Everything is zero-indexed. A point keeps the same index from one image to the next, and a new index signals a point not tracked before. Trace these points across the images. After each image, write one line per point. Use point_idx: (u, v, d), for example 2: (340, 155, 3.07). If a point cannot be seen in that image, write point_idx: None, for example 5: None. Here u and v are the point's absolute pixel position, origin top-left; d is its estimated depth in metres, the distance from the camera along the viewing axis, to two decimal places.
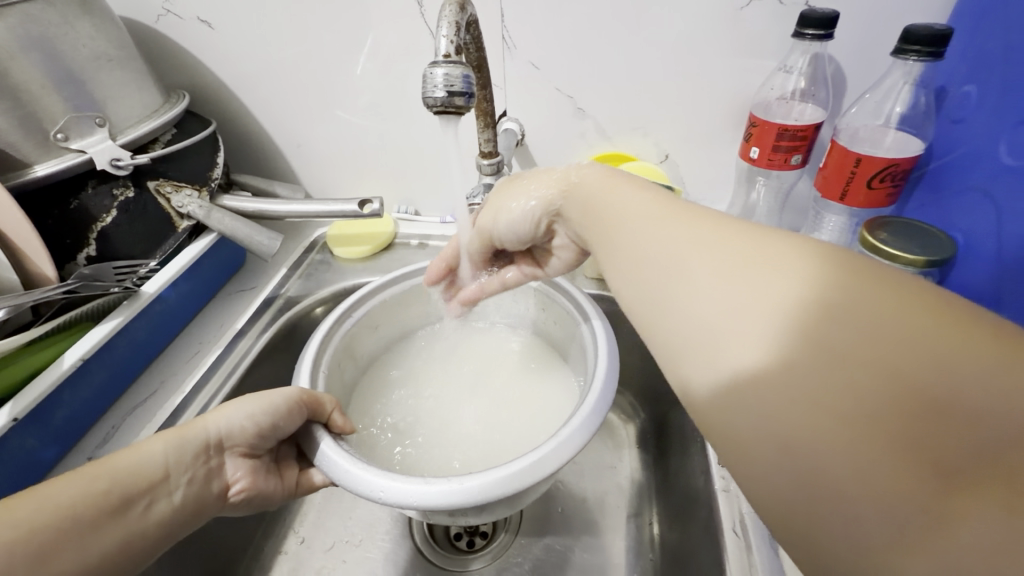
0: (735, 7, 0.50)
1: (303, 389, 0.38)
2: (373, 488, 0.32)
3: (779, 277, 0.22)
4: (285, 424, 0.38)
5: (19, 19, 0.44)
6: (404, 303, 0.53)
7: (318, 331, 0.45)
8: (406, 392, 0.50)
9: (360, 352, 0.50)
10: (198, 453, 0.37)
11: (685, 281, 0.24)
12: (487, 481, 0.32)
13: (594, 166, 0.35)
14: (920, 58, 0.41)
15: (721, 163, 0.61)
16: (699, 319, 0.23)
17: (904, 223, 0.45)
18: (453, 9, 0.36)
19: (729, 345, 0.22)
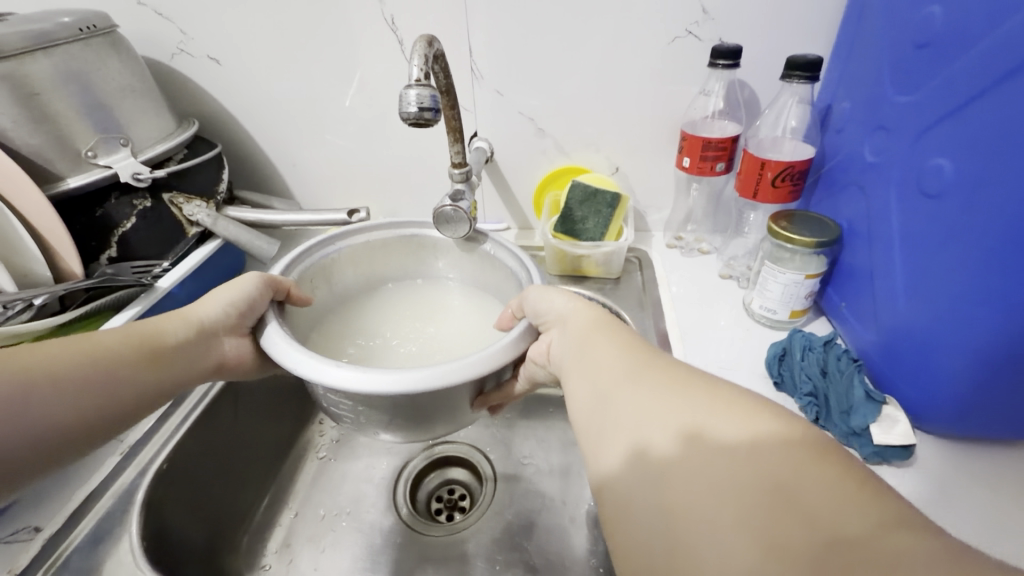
0: (662, 42, 0.61)
1: (260, 273, 0.45)
2: (334, 365, 0.37)
3: (701, 396, 0.29)
4: (257, 301, 0.45)
5: (61, 57, 0.53)
6: (382, 251, 0.59)
7: (296, 252, 0.53)
8: (363, 333, 0.57)
9: (337, 281, 0.57)
10: (194, 331, 0.45)
11: (628, 390, 0.32)
12: (417, 375, 0.36)
13: (581, 313, 0.40)
14: (802, 80, 0.52)
15: (663, 173, 0.71)
16: (630, 402, 0.31)
17: (805, 215, 0.55)
18: (422, 45, 0.45)
19: (639, 422, 0.30)
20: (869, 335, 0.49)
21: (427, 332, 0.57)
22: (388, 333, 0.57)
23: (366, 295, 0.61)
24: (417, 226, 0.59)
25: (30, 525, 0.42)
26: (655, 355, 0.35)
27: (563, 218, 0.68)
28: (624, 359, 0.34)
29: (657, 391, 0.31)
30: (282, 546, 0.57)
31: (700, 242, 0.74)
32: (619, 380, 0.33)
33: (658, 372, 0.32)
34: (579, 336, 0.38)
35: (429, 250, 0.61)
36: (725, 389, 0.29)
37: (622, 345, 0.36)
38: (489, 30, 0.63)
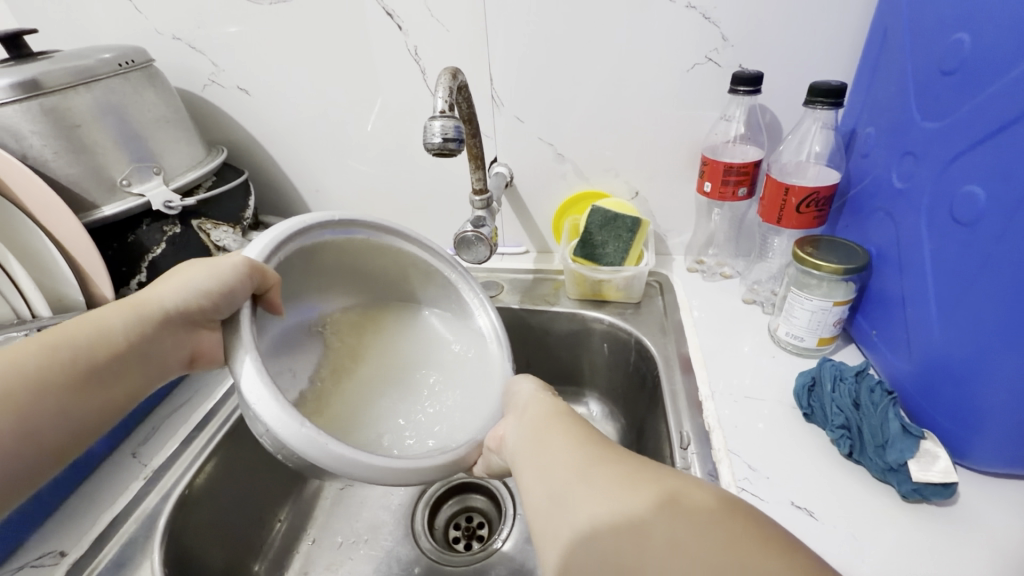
0: (682, 69, 0.62)
1: (251, 258, 0.39)
2: (298, 423, 0.33)
3: (656, 492, 0.29)
4: (235, 290, 0.40)
5: (102, 91, 0.56)
6: (374, 255, 0.51)
7: (292, 222, 0.43)
8: (316, 343, 0.47)
9: (314, 264, 0.47)
10: (154, 325, 0.41)
11: (582, 488, 0.32)
12: (348, 460, 0.34)
13: (536, 404, 0.41)
14: (825, 106, 0.51)
15: (684, 198, 0.71)
16: (587, 502, 0.31)
17: (830, 241, 0.54)
18: (446, 78, 0.46)
19: (596, 523, 0.29)
20: (903, 368, 0.48)
21: (389, 362, 0.49)
22: (344, 350, 0.48)
23: (338, 293, 0.51)
24: (433, 251, 0.53)
25: (54, 551, 0.43)
26: (604, 442, 0.35)
27: (583, 243, 0.68)
28: (573, 451, 0.35)
29: (608, 484, 0.31)
30: (300, 573, 0.57)
31: (721, 266, 0.74)
32: (572, 472, 0.33)
33: (608, 463, 0.33)
34: (535, 425, 0.39)
35: (431, 276, 0.54)
36: (668, 476, 0.30)
37: (571, 434, 0.37)
38: (510, 59, 0.64)
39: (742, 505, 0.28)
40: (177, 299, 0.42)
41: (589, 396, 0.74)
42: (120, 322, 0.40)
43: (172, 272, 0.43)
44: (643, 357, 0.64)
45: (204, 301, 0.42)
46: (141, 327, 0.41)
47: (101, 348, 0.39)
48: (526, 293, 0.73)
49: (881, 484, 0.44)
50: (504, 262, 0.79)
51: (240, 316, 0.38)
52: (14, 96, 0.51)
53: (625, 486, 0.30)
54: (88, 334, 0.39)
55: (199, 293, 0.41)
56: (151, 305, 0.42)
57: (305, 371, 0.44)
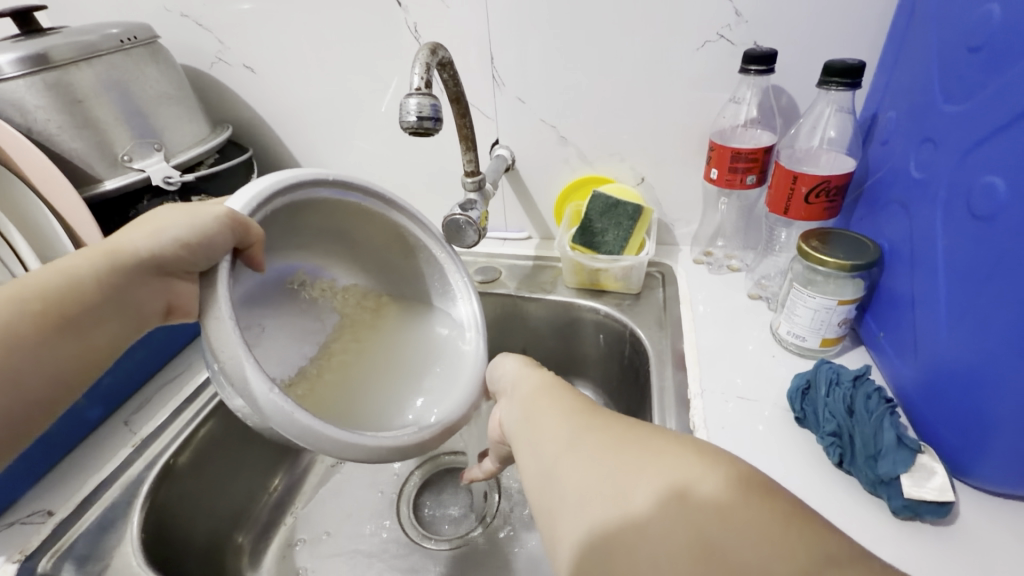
0: (692, 47, 0.58)
1: (234, 210, 0.38)
2: (266, 389, 0.32)
3: (643, 454, 0.29)
4: (212, 236, 0.38)
5: (104, 67, 0.57)
6: (363, 217, 0.49)
7: (287, 175, 0.41)
8: (291, 301, 0.46)
9: (301, 217, 0.46)
10: (128, 272, 0.40)
11: (571, 456, 0.31)
12: (307, 431, 0.33)
13: (528, 378, 0.42)
14: (840, 88, 0.47)
15: (692, 185, 0.67)
16: (576, 469, 0.30)
17: (841, 234, 0.50)
18: (425, 53, 0.45)
19: (581, 488, 0.29)
20: (908, 375, 0.44)
21: (359, 335, 0.49)
22: (319, 313, 0.48)
23: (321, 252, 0.50)
24: (426, 226, 0.51)
25: (43, 509, 0.45)
26: (594, 411, 0.35)
27: (582, 229, 0.66)
28: (564, 421, 0.35)
29: (596, 454, 0.30)
30: (285, 546, 0.58)
31: (730, 259, 0.70)
32: (560, 444, 0.33)
33: (597, 430, 0.32)
34: (529, 398, 0.39)
35: (416, 252, 0.52)
36: (651, 437, 0.30)
37: (560, 405, 0.37)
38: (511, 36, 0.62)
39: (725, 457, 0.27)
40: (153, 244, 0.40)
41: (584, 388, 0.72)
42: (92, 267, 0.39)
43: (157, 213, 0.42)
44: (637, 350, 0.62)
45: (180, 248, 0.40)
46: (115, 272, 0.40)
47: (72, 297, 0.39)
48: (525, 280, 0.72)
49: (870, 497, 0.41)
50: (505, 248, 0.77)
51: (218, 272, 0.35)
52: (21, 70, 0.52)
53: (608, 455, 0.30)
54: (59, 280, 0.39)
55: (175, 240, 0.40)
56: (126, 249, 0.41)
57: (277, 328, 0.44)
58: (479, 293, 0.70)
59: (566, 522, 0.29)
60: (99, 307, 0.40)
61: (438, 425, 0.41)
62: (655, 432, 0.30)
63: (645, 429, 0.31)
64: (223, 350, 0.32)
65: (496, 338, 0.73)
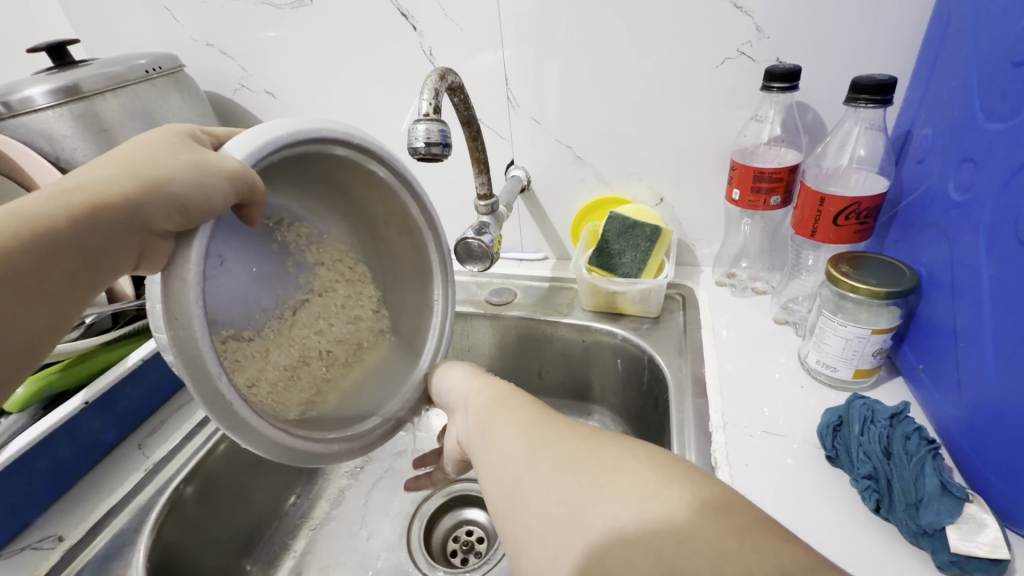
0: (711, 65, 0.56)
1: (245, 166, 0.32)
2: (213, 373, 0.29)
3: (602, 469, 0.27)
4: (211, 188, 0.32)
5: (128, 97, 0.58)
6: (371, 185, 0.44)
7: (310, 127, 0.35)
8: (263, 241, 0.41)
9: (306, 163, 0.40)
10: (107, 221, 0.33)
11: (532, 477, 0.29)
12: (233, 426, 0.31)
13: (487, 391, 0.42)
14: (870, 105, 0.45)
15: (714, 205, 0.65)
16: (539, 490, 0.28)
17: (872, 259, 0.47)
18: (434, 78, 0.45)
19: (540, 514, 0.28)
20: (950, 412, 0.41)
21: (326, 305, 0.44)
22: (287, 261, 0.43)
23: (312, 195, 0.44)
24: (433, 220, 0.46)
25: (54, 535, 0.45)
26: (553, 421, 0.33)
27: (599, 251, 0.64)
28: (521, 438, 0.33)
29: (553, 470, 0.29)
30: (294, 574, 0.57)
31: (754, 281, 0.67)
32: (520, 462, 0.31)
33: (555, 446, 0.30)
34: (495, 413, 0.38)
35: (413, 235, 0.47)
36: (602, 447, 0.29)
37: (515, 418, 0.35)
38: (526, 58, 0.61)
39: (683, 468, 0.26)
40: (142, 194, 0.33)
41: (603, 413, 0.70)
42: (65, 212, 0.32)
43: (147, 146, 0.35)
44: (655, 377, 0.59)
45: (170, 209, 0.33)
46: (89, 222, 0.33)
47: (42, 245, 0.32)
48: (540, 302, 0.70)
49: (912, 548, 0.37)
50: (521, 269, 0.76)
51: (198, 232, 0.30)
52: (53, 101, 0.54)
53: (565, 471, 0.28)
54: (12, 229, 0.31)
55: (171, 198, 0.33)
56: (103, 192, 0.33)
57: (238, 265, 0.39)
58: (494, 315, 0.69)
59: (537, 552, 0.27)
60: (67, 262, 0.33)
61: (369, 434, 0.41)
62: (616, 444, 0.29)
63: (604, 439, 0.30)
64: (181, 318, 0.28)
65: (511, 361, 0.72)
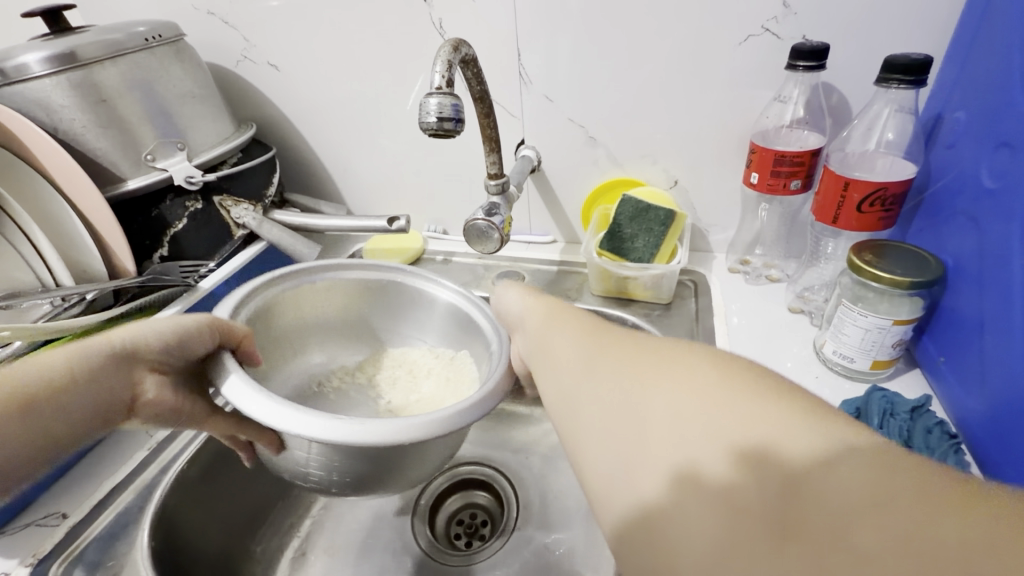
0: (733, 42, 0.54)
1: (212, 317, 0.40)
2: (344, 422, 0.33)
3: (666, 367, 0.24)
4: (194, 343, 0.40)
5: (128, 66, 0.56)
6: (324, 291, 0.52)
7: (242, 292, 0.46)
8: (326, 407, 0.52)
9: (277, 328, 0.49)
10: (105, 362, 0.40)
11: (592, 386, 0.26)
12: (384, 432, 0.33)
13: (544, 301, 0.37)
14: (903, 86, 0.43)
15: (729, 189, 0.63)
16: (599, 396, 0.25)
17: (895, 248, 0.46)
18: (447, 50, 0.43)
19: (597, 417, 0.25)
20: (970, 406, 0.41)
21: (406, 386, 0.52)
22: (364, 390, 0.53)
23: (331, 342, 0.55)
24: (372, 267, 0.53)
25: (58, 512, 0.45)
26: (612, 328, 0.30)
27: (610, 235, 0.62)
28: (577, 347, 0.30)
29: (615, 368, 0.26)
30: (298, 555, 0.57)
31: (769, 268, 0.66)
32: (575, 367, 0.28)
33: (616, 349, 0.27)
34: (550, 321, 0.34)
35: (375, 291, 0.54)
36: (671, 382, 0.23)
37: (573, 330, 0.32)
38: (539, 32, 0.59)
39: (779, 406, 0.20)
40: (140, 347, 0.41)
41: None
42: (66, 362, 0.39)
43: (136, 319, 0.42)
44: None
45: (172, 353, 0.41)
46: (84, 373, 0.39)
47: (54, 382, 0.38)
48: (549, 286, 0.69)
49: None
50: (530, 252, 0.74)
51: (227, 368, 0.38)
52: (50, 69, 0.52)
53: (625, 367, 0.25)
54: (27, 373, 0.37)
55: (161, 346, 0.41)
56: (88, 351, 0.40)
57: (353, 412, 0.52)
58: None
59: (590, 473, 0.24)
60: (78, 393, 0.39)
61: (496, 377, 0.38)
62: (680, 344, 0.26)
63: (664, 340, 0.27)
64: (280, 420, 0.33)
65: None
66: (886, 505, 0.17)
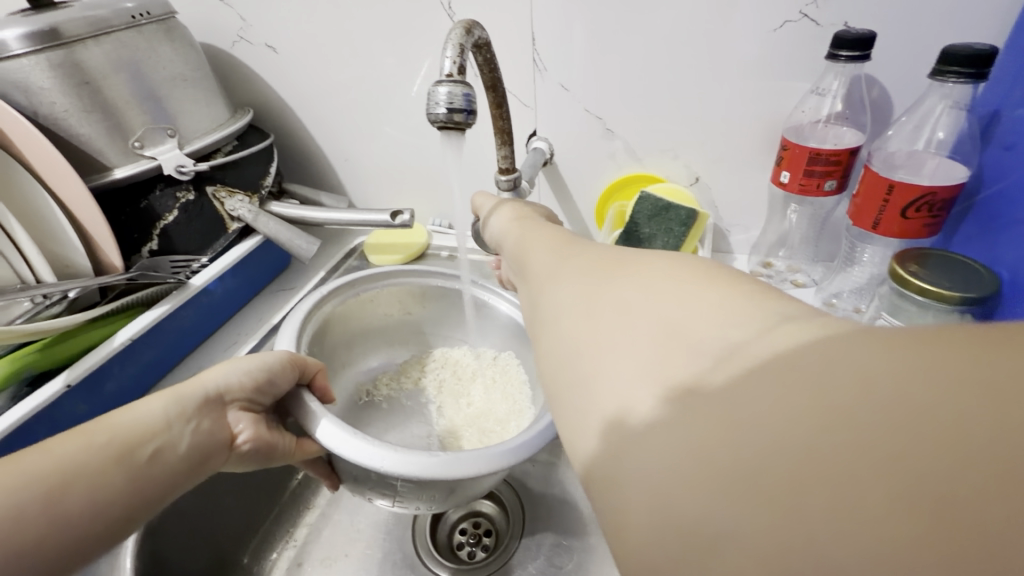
0: (768, 29, 0.50)
1: (289, 353, 0.43)
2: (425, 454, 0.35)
3: (633, 278, 0.23)
4: (279, 380, 0.41)
5: (113, 45, 0.51)
6: (368, 300, 0.55)
7: (297, 310, 0.48)
8: (375, 410, 0.56)
9: (329, 338, 0.52)
10: (199, 408, 0.39)
11: (561, 299, 0.25)
12: (461, 461, 0.35)
13: (524, 222, 0.37)
14: (960, 80, 0.39)
15: (754, 187, 0.59)
16: (565, 307, 0.25)
17: (942, 257, 0.42)
18: (459, 33, 0.39)
19: (564, 329, 0.24)
20: None
21: (453, 392, 0.56)
22: (401, 398, 0.57)
23: (377, 350, 0.59)
24: (422, 273, 0.56)
25: None
26: (584, 244, 0.30)
27: (627, 235, 0.58)
28: (552, 265, 0.29)
29: (585, 276, 0.25)
30: (293, 565, 0.54)
31: (794, 272, 0.62)
32: (549, 277, 0.28)
33: (590, 264, 0.26)
34: (527, 240, 0.34)
35: (424, 296, 0.57)
36: (637, 288, 0.22)
37: (547, 247, 0.32)
38: (557, 15, 0.55)
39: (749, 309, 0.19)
40: (226, 390, 0.41)
41: None
42: (161, 410, 0.37)
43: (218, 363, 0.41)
44: None
45: (257, 391, 0.41)
46: (179, 421, 0.38)
47: (149, 436, 0.36)
48: None
49: None
50: None
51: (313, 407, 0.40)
52: (29, 47, 0.48)
53: (596, 276, 0.25)
54: (124, 433, 0.35)
55: (247, 384, 0.41)
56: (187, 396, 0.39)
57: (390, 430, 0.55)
58: None
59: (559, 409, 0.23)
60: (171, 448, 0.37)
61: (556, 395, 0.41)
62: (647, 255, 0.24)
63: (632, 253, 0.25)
64: (360, 456, 0.35)
65: None
66: (875, 410, 0.13)
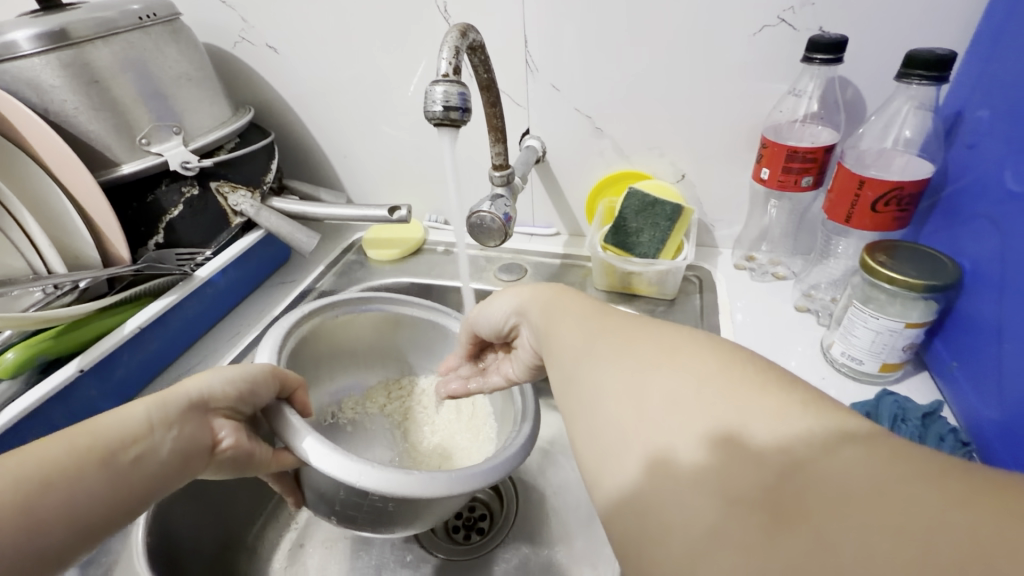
0: (748, 32, 0.52)
1: (272, 366, 0.43)
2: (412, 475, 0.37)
3: (668, 361, 0.27)
4: (262, 391, 0.41)
5: (121, 46, 0.53)
6: (346, 323, 0.55)
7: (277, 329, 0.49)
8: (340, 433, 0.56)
9: (302, 358, 0.53)
10: (182, 411, 0.39)
11: (597, 371, 0.29)
12: (449, 486, 0.37)
13: (544, 286, 0.40)
14: (923, 82, 0.41)
15: (738, 184, 0.62)
16: (601, 381, 0.28)
17: (910, 249, 0.45)
18: (454, 36, 0.41)
19: (606, 400, 0.27)
20: (981, 410, 0.41)
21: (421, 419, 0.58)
22: (366, 422, 0.58)
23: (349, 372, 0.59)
24: (399, 300, 0.57)
25: None
26: (611, 314, 0.33)
27: (616, 229, 0.61)
28: (576, 337, 0.33)
29: (613, 353, 0.29)
30: (295, 546, 0.56)
31: (775, 265, 0.64)
32: (577, 346, 0.32)
33: (618, 342, 0.30)
34: (548, 303, 0.38)
35: (397, 322, 0.58)
36: (676, 380, 0.26)
37: (573, 315, 0.35)
38: (548, 18, 0.57)
39: (784, 405, 0.23)
40: (210, 395, 0.41)
41: None
42: (144, 412, 0.37)
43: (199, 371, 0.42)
44: None
45: (240, 399, 0.41)
46: (164, 421, 0.38)
47: (134, 436, 0.36)
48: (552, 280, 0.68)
49: None
50: (533, 244, 0.73)
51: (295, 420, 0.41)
52: (40, 47, 0.50)
53: (621, 353, 0.29)
54: (106, 433, 0.35)
55: (228, 393, 0.41)
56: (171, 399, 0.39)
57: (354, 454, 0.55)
58: None
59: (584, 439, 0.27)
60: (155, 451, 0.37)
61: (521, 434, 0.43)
62: (686, 333, 0.29)
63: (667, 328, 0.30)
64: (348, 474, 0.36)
65: None
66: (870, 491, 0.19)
